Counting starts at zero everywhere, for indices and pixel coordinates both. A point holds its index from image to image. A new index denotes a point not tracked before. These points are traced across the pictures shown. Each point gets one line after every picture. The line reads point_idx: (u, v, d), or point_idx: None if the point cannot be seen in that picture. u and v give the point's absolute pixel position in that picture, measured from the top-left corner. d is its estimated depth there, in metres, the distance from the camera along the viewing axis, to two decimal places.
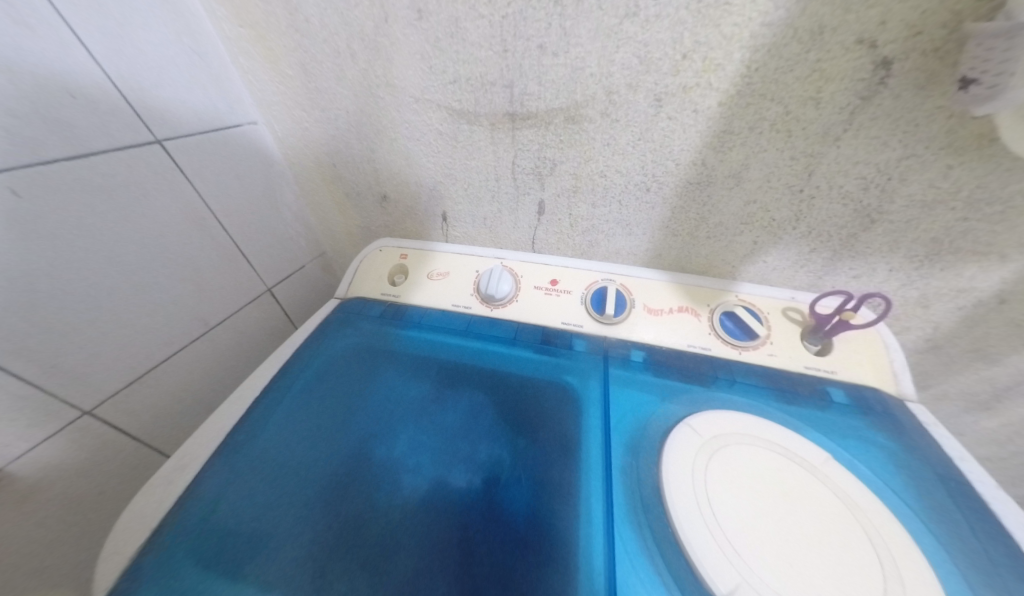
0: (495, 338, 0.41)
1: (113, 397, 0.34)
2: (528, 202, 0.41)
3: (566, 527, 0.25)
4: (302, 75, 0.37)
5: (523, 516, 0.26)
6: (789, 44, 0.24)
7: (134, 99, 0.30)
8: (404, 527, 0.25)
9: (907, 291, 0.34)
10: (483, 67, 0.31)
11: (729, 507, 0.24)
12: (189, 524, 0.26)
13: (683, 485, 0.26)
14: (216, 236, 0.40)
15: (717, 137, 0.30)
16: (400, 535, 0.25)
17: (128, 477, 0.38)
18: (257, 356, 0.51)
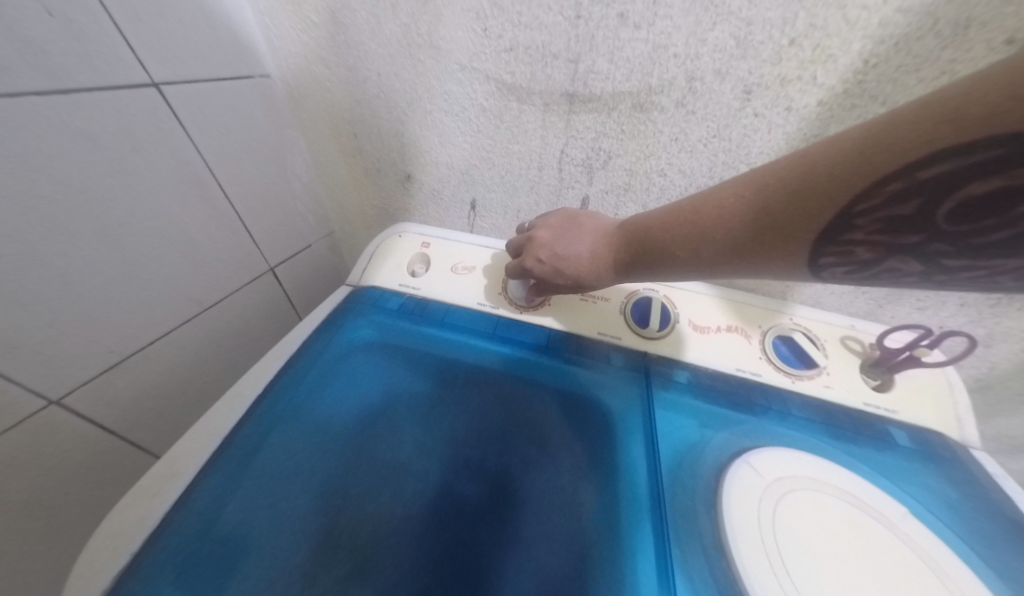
0: (523, 343, 0.36)
1: (86, 384, 0.29)
2: (571, 196, 0.38)
3: (611, 574, 0.22)
4: (329, 23, 0.32)
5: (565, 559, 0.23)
6: (922, 38, 0.20)
7: (131, 30, 0.25)
8: (428, 561, 0.23)
9: (974, 328, 0.32)
10: (548, 36, 0.27)
11: (803, 559, 0.22)
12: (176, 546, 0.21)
13: (748, 530, 0.23)
14: (216, 204, 0.35)
15: (806, 142, 0.27)
16: (424, 571, 0.22)
17: (99, 476, 0.33)
18: (254, 342, 0.46)
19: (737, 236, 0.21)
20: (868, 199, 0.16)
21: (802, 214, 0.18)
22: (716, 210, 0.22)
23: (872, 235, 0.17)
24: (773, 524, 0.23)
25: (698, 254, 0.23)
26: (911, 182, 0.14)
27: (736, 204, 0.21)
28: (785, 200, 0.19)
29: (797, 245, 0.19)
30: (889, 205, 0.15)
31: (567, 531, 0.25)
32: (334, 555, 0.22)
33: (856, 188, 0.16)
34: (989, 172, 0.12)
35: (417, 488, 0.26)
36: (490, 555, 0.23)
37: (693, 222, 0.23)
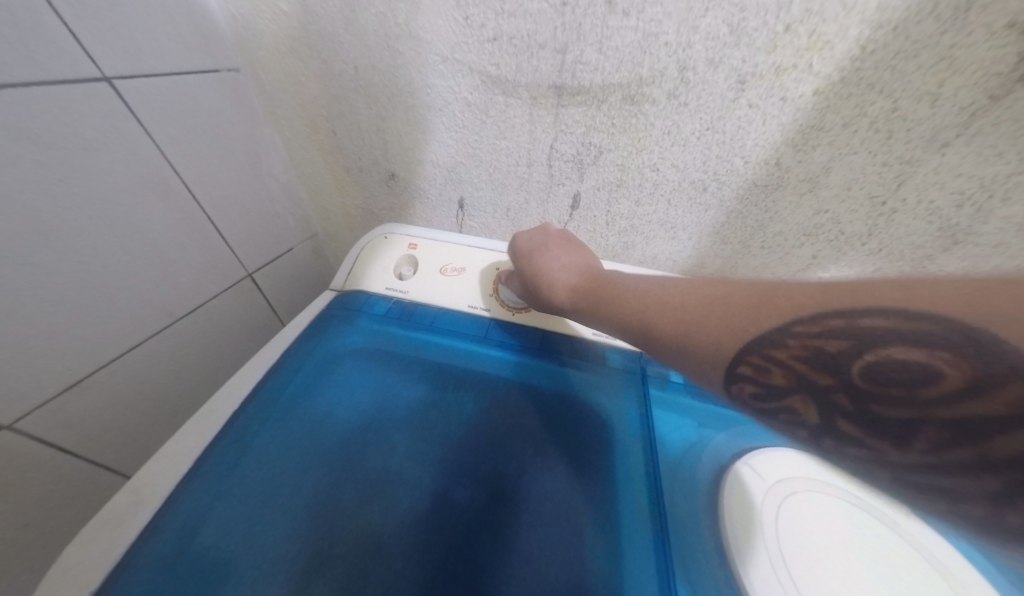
0: (516, 347, 0.35)
1: (43, 407, 0.27)
2: (561, 193, 0.36)
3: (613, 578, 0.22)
4: (300, 14, 0.30)
5: (564, 565, 0.22)
6: (922, 22, 0.19)
7: (76, 20, 0.23)
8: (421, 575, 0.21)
9: None
10: (533, 25, 0.25)
11: (807, 559, 0.21)
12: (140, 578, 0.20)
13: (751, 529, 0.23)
14: (184, 208, 0.33)
15: (801, 133, 0.26)
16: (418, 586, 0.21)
17: (66, 501, 0.31)
18: (233, 352, 0.44)
19: (686, 313, 0.20)
20: (807, 326, 0.15)
21: (747, 318, 0.17)
22: (682, 289, 0.21)
23: (790, 365, 0.16)
24: (779, 524, 0.23)
25: (645, 311, 0.22)
26: (848, 327, 0.14)
27: (699, 289, 0.21)
28: (739, 300, 0.18)
29: (728, 341, 0.18)
30: (820, 338, 0.15)
31: (565, 539, 0.24)
32: (318, 581, 0.21)
33: (803, 311, 0.15)
34: (927, 345, 0.12)
35: (409, 502, 0.25)
36: (485, 569, 0.22)
37: (658, 291, 0.23)
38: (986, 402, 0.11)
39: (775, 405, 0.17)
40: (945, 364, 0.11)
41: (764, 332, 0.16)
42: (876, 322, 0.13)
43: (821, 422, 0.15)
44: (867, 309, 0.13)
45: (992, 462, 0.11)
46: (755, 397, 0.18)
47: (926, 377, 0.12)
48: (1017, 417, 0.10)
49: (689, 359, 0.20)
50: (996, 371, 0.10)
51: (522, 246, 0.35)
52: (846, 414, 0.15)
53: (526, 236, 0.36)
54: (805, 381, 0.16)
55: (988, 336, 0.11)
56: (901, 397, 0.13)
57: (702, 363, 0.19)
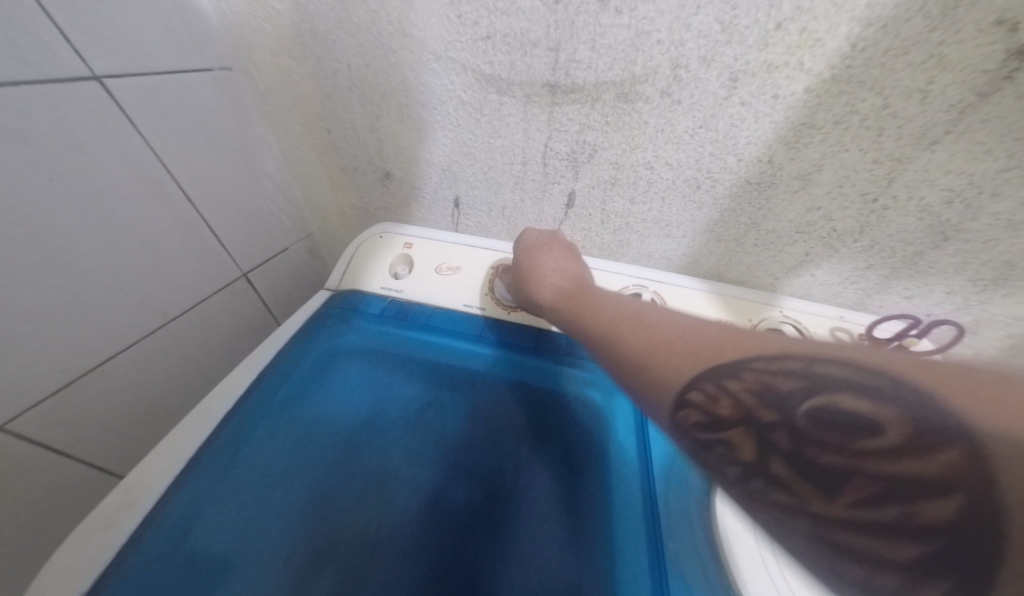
0: (511, 345, 0.35)
1: (34, 407, 0.27)
2: (556, 192, 0.37)
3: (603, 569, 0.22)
4: (293, 12, 0.30)
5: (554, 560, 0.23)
6: (911, 20, 0.19)
7: (65, 18, 0.22)
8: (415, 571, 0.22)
9: (960, 316, 0.31)
10: (526, 23, 0.25)
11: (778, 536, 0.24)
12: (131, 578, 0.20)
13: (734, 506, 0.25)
14: (177, 208, 0.33)
15: (793, 131, 0.26)
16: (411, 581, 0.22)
17: (58, 502, 0.31)
18: (227, 352, 0.44)
19: (656, 333, 0.20)
20: (767, 362, 0.15)
21: (712, 347, 0.18)
22: (659, 314, 0.22)
23: (743, 397, 0.15)
24: None
25: (621, 325, 0.23)
26: (805, 371, 0.14)
27: (674, 317, 0.21)
28: (709, 334, 0.19)
29: (688, 363, 0.18)
30: (778, 375, 0.15)
31: (558, 537, 0.24)
32: (316, 579, 0.21)
33: (767, 350, 0.16)
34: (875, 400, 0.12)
35: (405, 500, 0.25)
36: (480, 567, 0.23)
37: (636, 313, 0.23)
38: (918, 463, 0.11)
39: (714, 437, 0.16)
40: (889, 421, 0.12)
41: (726, 360, 0.17)
42: (833, 372, 0.14)
43: (754, 461, 0.15)
44: (824, 358, 0.14)
45: (912, 527, 0.11)
46: (696, 426, 0.17)
47: (868, 430, 0.12)
48: (948, 482, 0.10)
49: (647, 377, 0.19)
50: (935, 438, 0.11)
51: (527, 242, 0.36)
52: (784, 457, 0.14)
53: (532, 235, 0.37)
54: (750, 416, 0.15)
55: (928, 402, 0.11)
56: (840, 446, 0.13)
57: (657, 381, 0.18)
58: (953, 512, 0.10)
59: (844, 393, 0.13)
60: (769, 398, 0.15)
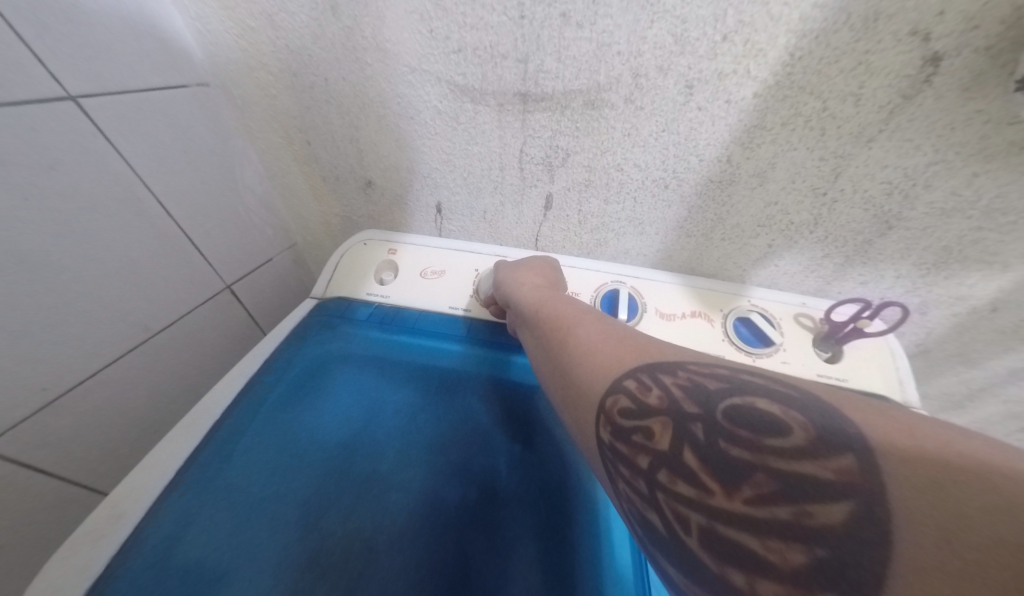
0: (498, 344, 0.36)
1: (17, 427, 0.27)
2: (534, 195, 0.38)
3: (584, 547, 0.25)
4: (269, 29, 0.31)
5: (534, 540, 0.26)
6: (839, 31, 0.22)
7: (39, 41, 0.23)
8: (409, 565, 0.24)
9: (909, 298, 0.34)
10: (495, 37, 0.27)
11: None
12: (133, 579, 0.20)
13: None
14: (160, 224, 0.33)
15: (747, 132, 0.28)
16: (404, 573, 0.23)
17: (41, 524, 0.31)
18: (213, 365, 0.44)
19: (610, 335, 0.23)
20: (701, 368, 0.17)
21: (654, 350, 0.20)
22: (617, 323, 0.25)
23: (674, 390, 0.17)
24: None
25: (584, 326, 0.25)
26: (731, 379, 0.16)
27: (629, 328, 0.24)
28: (656, 342, 0.21)
29: (630, 358, 0.20)
30: (709, 377, 0.17)
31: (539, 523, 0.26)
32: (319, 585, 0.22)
33: (703, 359, 0.18)
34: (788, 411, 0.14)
35: (401, 502, 0.26)
36: (478, 566, 0.24)
37: (598, 320, 0.26)
38: (818, 466, 0.12)
39: (637, 424, 0.16)
40: (796, 426, 0.13)
41: (663, 358, 0.19)
42: (752, 381, 0.16)
43: (668, 450, 0.15)
44: (751, 374, 0.16)
45: (801, 529, 0.11)
46: (625, 412, 0.17)
47: (778, 431, 0.13)
48: (845, 485, 0.11)
49: (601, 366, 0.21)
50: (835, 446, 0.12)
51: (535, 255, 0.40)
52: (696, 448, 0.14)
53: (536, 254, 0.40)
54: (676, 407, 0.16)
55: (832, 419, 0.13)
56: (749, 442, 0.13)
57: (608, 369, 0.20)
58: (842, 515, 0.10)
59: (761, 400, 0.15)
60: (697, 395, 0.16)
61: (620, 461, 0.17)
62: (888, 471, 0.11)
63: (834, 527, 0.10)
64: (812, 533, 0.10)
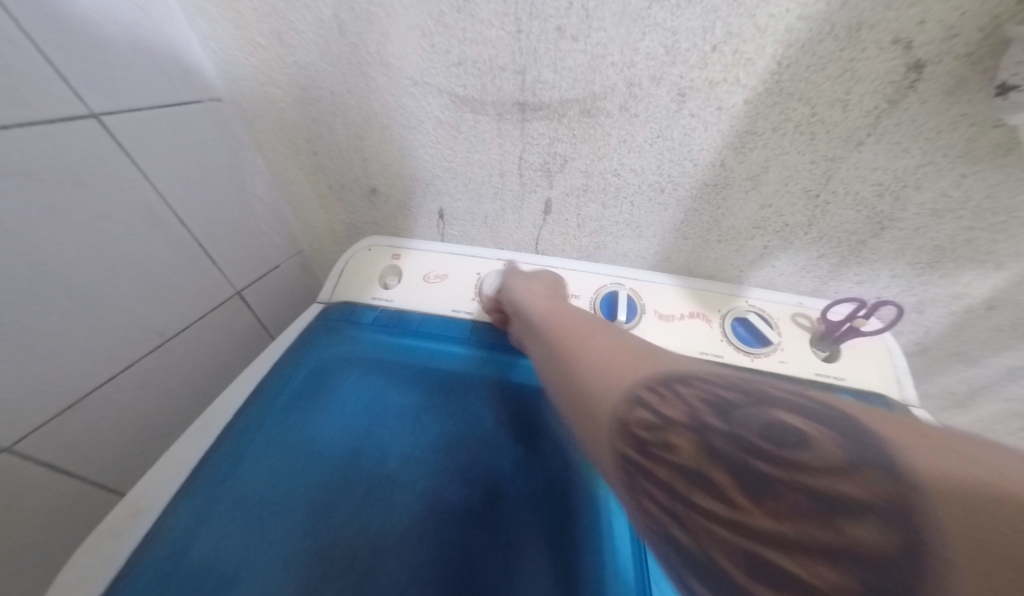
0: (500, 347, 0.37)
1: (41, 429, 0.28)
2: (534, 200, 0.39)
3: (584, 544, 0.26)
4: (278, 46, 0.32)
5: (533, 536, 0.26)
6: (824, 41, 0.22)
7: (64, 64, 0.24)
8: (412, 563, 0.24)
9: (906, 297, 0.34)
10: (494, 50, 0.28)
11: None
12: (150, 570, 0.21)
13: None
14: (174, 233, 0.35)
15: (739, 137, 0.29)
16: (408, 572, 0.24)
17: (63, 524, 0.32)
18: (224, 369, 0.45)
19: (624, 352, 0.23)
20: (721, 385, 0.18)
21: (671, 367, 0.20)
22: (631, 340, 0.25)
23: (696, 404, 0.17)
24: None
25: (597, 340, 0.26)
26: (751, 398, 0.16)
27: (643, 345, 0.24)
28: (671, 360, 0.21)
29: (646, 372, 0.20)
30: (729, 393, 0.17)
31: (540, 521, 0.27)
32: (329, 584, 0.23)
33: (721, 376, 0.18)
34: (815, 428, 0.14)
35: (406, 503, 0.27)
36: (484, 566, 0.25)
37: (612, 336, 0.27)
38: (854, 485, 0.11)
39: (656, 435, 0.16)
40: (824, 443, 0.13)
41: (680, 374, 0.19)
42: (775, 398, 0.16)
43: (692, 466, 0.15)
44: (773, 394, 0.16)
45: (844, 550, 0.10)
46: (642, 423, 0.17)
47: (806, 448, 0.13)
48: (883, 503, 0.10)
49: (615, 378, 0.21)
50: (868, 463, 0.12)
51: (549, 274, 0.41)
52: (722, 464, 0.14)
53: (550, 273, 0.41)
54: (697, 420, 0.16)
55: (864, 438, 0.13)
56: (775, 457, 0.13)
57: (622, 380, 0.20)
58: (887, 535, 0.10)
59: (785, 417, 0.15)
60: (723, 410, 0.16)
61: (637, 478, 0.16)
62: (927, 487, 0.10)
63: (880, 549, 0.10)
64: (858, 556, 0.10)
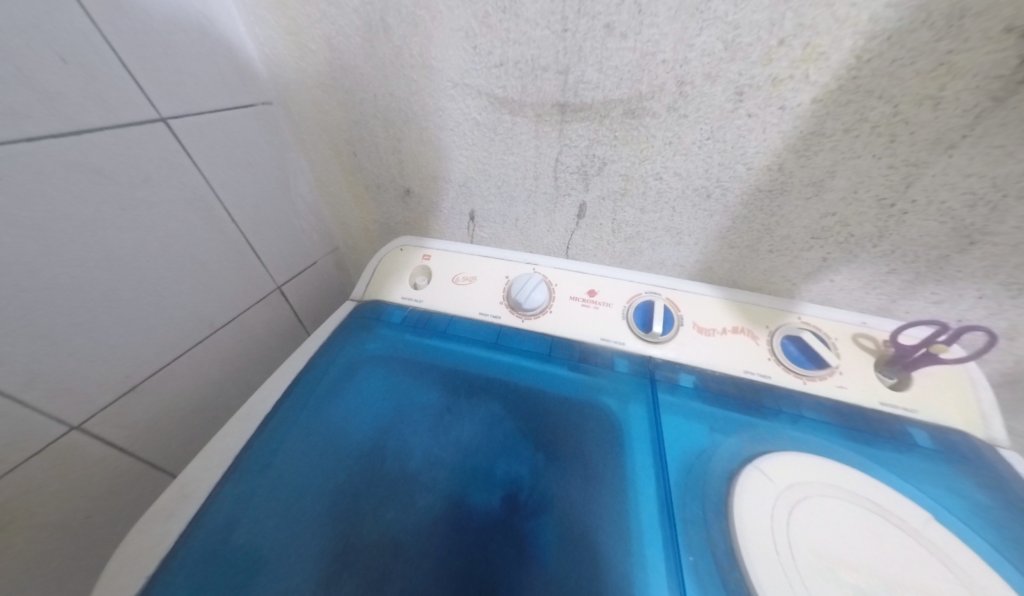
0: (528, 353, 0.36)
1: (105, 410, 0.30)
2: (568, 204, 0.38)
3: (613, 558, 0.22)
4: (325, 51, 0.33)
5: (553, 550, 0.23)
6: (916, 31, 0.20)
7: (138, 71, 0.26)
8: (423, 559, 0.22)
9: (994, 322, 0.30)
10: (537, 50, 0.27)
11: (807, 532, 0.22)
12: (194, 552, 0.22)
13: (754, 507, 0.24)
14: (225, 229, 0.37)
15: (802, 140, 0.26)
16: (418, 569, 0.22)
17: (120, 499, 0.35)
18: (264, 360, 0.47)
19: None
20: None
21: None
22: None
23: None
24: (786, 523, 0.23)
25: None
26: None
27: None
28: None
29: None
30: None
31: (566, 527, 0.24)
32: (342, 581, 0.21)
33: None
34: None
35: (425, 501, 0.26)
36: (501, 570, 0.22)
37: None
38: None
39: None
40: None
41: None
42: None
43: None
44: None
45: None
46: None
47: None
48: None
49: None
50: None
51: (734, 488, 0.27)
52: None
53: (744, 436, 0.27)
54: None
55: None
56: None
57: None
58: None
59: None
60: None
61: None
62: None
63: None
64: None
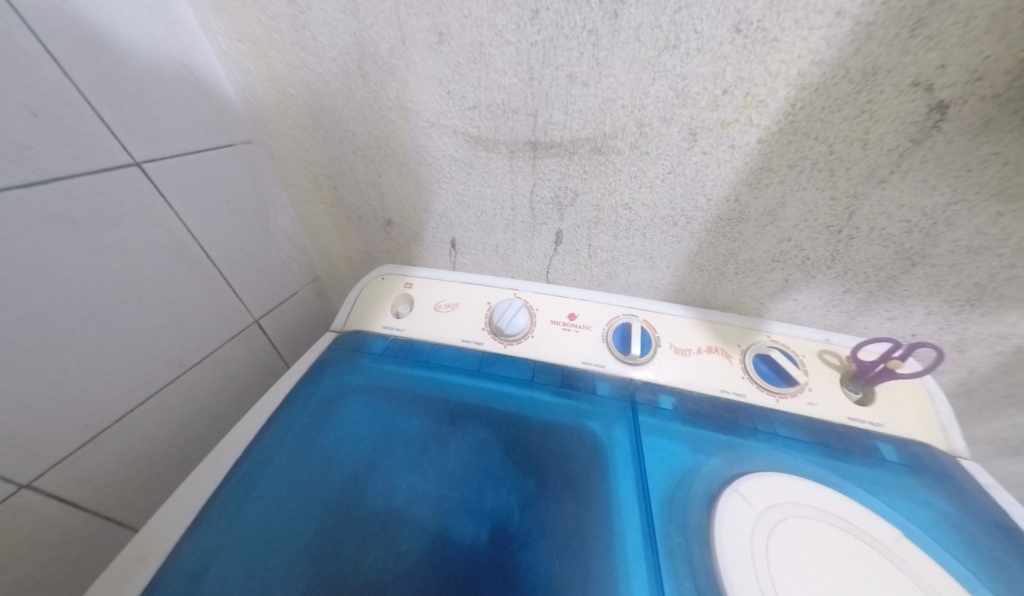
0: (510, 379, 0.36)
1: (59, 463, 0.29)
2: (545, 231, 0.39)
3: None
4: (305, 94, 0.34)
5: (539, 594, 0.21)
6: (839, 84, 0.22)
7: (113, 119, 0.27)
8: None
9: (944, 335, 0.32)
10: (507, 95, 0.29)
11: (791, 563, 0.22)
12: None
13: (739, 537, 0.23)
14: (200, 265, 0.36)
15: (753, 174, 0.28)
16: None
17: (72, 559, 0.32)
18: (238, 396, 0.46)
19: None
20: None
21: None
22: None
23: None
24: (768, 551, 0.23)
25: None
26: None
27: None
28: None
29: None
30: None
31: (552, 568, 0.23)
32: None
33: None
34: None
35: (403, 542, 0.24)
36: None
37: None
38: None
39: None
40: None
41: None
42: None
43: None
44: None
45: None
46: None
47: None
48: None
49: None
50: None
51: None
52: None
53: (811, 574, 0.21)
54: None
55: None
56: None
57: None
58: None
59: None
60: None
61: None
62: None
63: None
64: None
